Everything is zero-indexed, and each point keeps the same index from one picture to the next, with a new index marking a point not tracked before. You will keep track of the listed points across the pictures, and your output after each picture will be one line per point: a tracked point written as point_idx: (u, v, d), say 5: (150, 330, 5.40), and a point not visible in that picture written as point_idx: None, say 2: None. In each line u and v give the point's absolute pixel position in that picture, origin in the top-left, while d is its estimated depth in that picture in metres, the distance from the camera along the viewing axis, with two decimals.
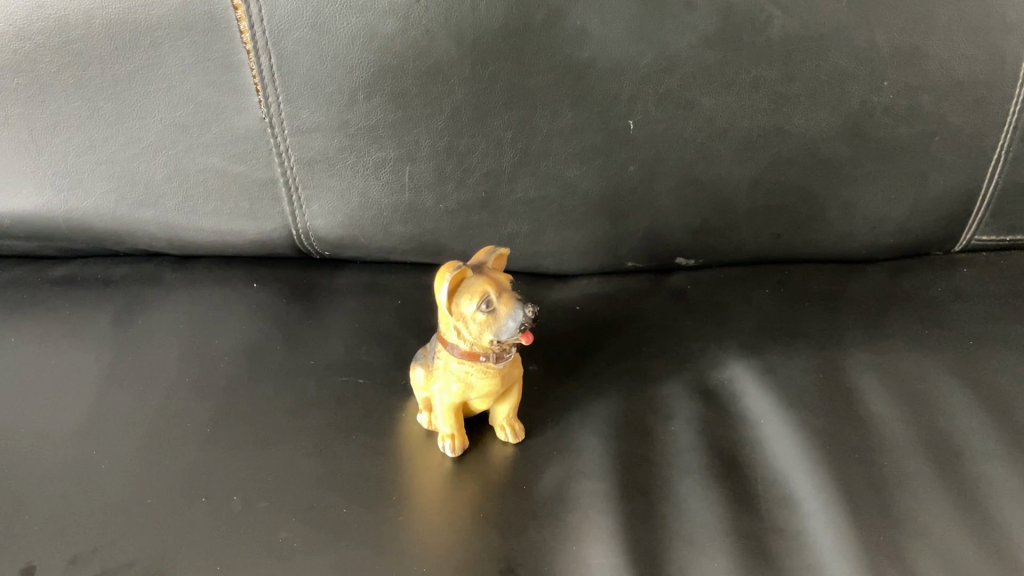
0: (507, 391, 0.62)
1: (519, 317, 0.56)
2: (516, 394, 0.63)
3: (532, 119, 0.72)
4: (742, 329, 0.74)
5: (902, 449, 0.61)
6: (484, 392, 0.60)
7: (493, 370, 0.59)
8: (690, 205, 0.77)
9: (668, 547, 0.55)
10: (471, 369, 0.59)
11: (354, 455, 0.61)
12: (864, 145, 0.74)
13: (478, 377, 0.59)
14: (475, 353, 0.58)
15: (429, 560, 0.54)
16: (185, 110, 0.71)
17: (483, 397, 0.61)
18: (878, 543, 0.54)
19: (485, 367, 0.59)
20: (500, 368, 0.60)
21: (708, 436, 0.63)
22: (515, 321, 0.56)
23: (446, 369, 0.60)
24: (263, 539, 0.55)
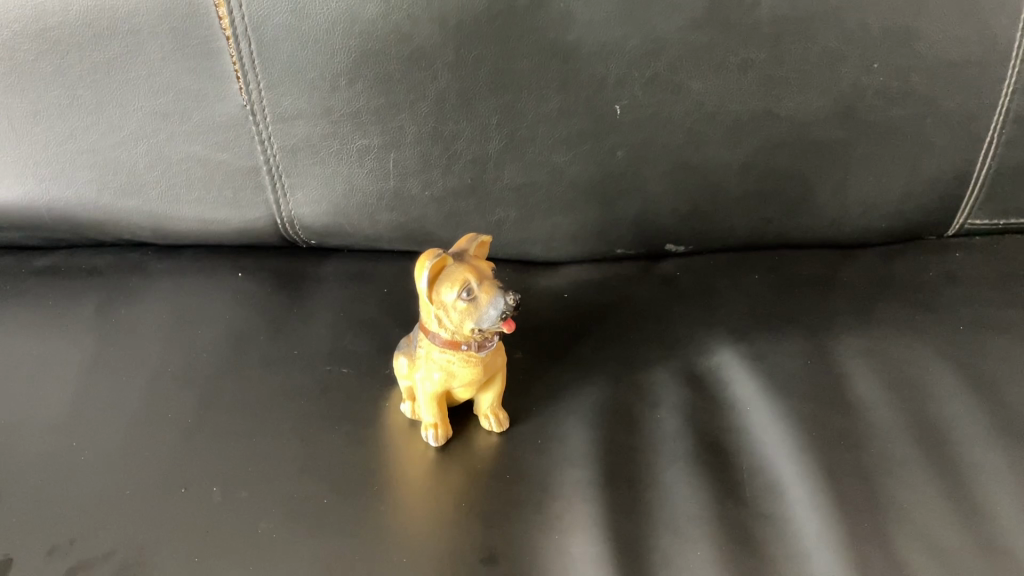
0: (490, 379, 0.62)
1: (501, 305, 0.55)
2: (500, 382, 0.62)
3: (518, 104, 0.71)
4: (731, 315, 0.73)
5: (891, 435, 0.60)
6: (467, 380, 0.60)
7: (476, 358, 0.59)
8: (679, 190, 0.76)
9: (651, 535, 0.54)
10: (453, 358, 0.58)
11: (336, 444, 0.61)
12: (855, 128, 0.73)
13: (459, 364, 0.59)
14: (456, 341, 0.58)
15: (409, 549, 0.53)
16: (166, 98, 0.70)
17: (466, 386, 0.60)
18: (864, 529, 0.54)
19: (467, 355, 0.58)
20: (481, 356, 0.59)
21: (695, 423, 0.63)
22: (496, 309, 0.55)
23: (427, 356, 0.59)
24: (244, 528, 0.54)
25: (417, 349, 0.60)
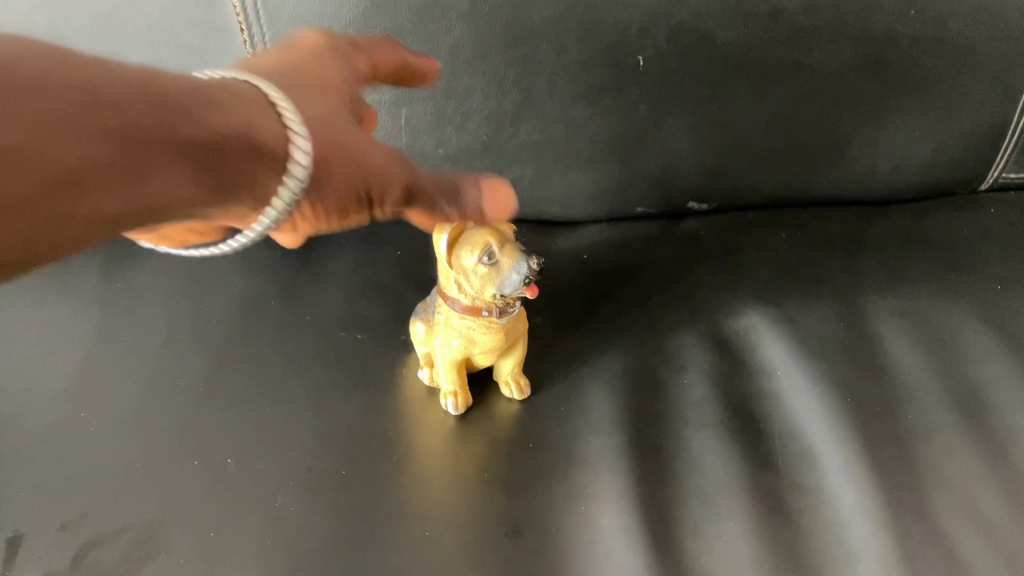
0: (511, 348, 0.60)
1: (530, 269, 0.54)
2: (521, 348, 0.60)
3: (536, 57, 0.68)
4: (757, 275, 0.71)
5: (927, 398, 0.58)
6: (488, 347, 0.58)
7: (497, 325, 0.57)
8: (702, 145, 0.74)
9: (680, 505, 0.53)
10: (474, 324, 0.57)
11: (352, 413, 0.59)
12: (888, 79, 0.70)
13: (479, 332, 0.57)
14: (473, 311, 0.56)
15: (433, 522, 0.52)
16: (168, 53, 0.67)
17: (486, 353, 0.59)
18: (902, 498, 0.52)
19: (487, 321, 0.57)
20: (503, 325, 0.57)
21: (723, 388, 0.61)
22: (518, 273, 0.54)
23: (448, 323, 0.57)
24: (259, 501, 0.53)
25: (436, 317, 0.58)
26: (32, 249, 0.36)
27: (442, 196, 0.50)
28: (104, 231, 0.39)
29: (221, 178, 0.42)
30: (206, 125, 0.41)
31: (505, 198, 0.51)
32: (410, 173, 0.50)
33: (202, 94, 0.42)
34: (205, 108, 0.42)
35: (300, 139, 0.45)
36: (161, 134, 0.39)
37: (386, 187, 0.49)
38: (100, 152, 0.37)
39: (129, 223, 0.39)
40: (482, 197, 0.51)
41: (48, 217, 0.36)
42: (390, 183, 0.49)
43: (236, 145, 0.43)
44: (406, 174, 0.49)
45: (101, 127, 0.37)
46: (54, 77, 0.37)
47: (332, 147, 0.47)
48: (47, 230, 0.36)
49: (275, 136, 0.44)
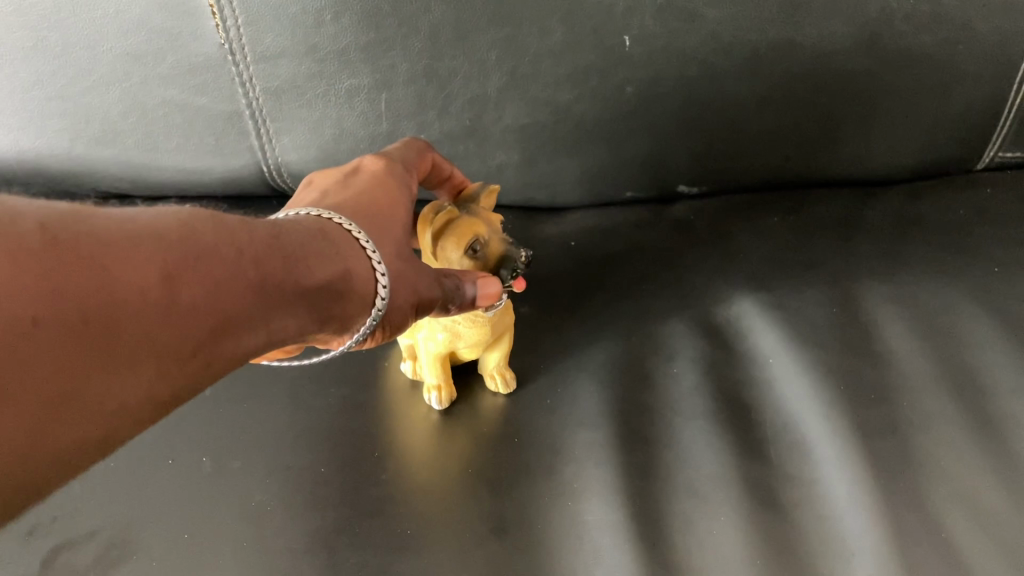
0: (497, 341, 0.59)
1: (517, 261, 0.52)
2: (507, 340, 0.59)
3: (518, 38, 0.65)
4: (749, 260, 0.69)
5: (924, 387, 0.56)
6: (473, 341, 0.56)
7: (483, 318, 0.55)
8: (691, 127, 0.72)
9: (669, 500, 0.51)
10: (458, 319, 0.55)
11: (332, 408, 0.57)
12: (882, 57, 0.68)
13: (464, 326, 0.55)
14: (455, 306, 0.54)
15: (415, 521, 0.50)
16: (137, 38, 0.64)
17: (471, 346, 0.57)
18: (897, 490, 0.50)
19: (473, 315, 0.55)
20: (489, 321, 0.56)
21: (713, 378, 0.59)
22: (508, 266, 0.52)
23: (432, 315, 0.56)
24: (235, 502, 0.51)
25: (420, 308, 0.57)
26: (112, 427, 0.29)
27: (457, 302, 0.49)
28: (203, 387, 0.34)
29: (308, 325, 0.40)
30: (278, 246, 0.38)
31: (490, 285, 0.50)
32: (454, 288, 0.49)
33: (297, 243, 0.40)
34: (308, 258, 0.40)
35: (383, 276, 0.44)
36: (262, 281, 0.36)
37: (441, 285, 0.48)
38: (239, 299, 0.34)
39: (246, 366, 0.36)
40: (478, 289, 0.50)
41: (204, 362, 0.33)
42: (437, 294, 0.48)
43: (331, 283, 0.41)
44: (450, 287, 0.49)
45: (235, 260, 0.35)
46: (162, 228, 0.33)
47: (396, 273, 0.45)
48: (115, 419, 0.29)
49: (364, 271, 0.43)
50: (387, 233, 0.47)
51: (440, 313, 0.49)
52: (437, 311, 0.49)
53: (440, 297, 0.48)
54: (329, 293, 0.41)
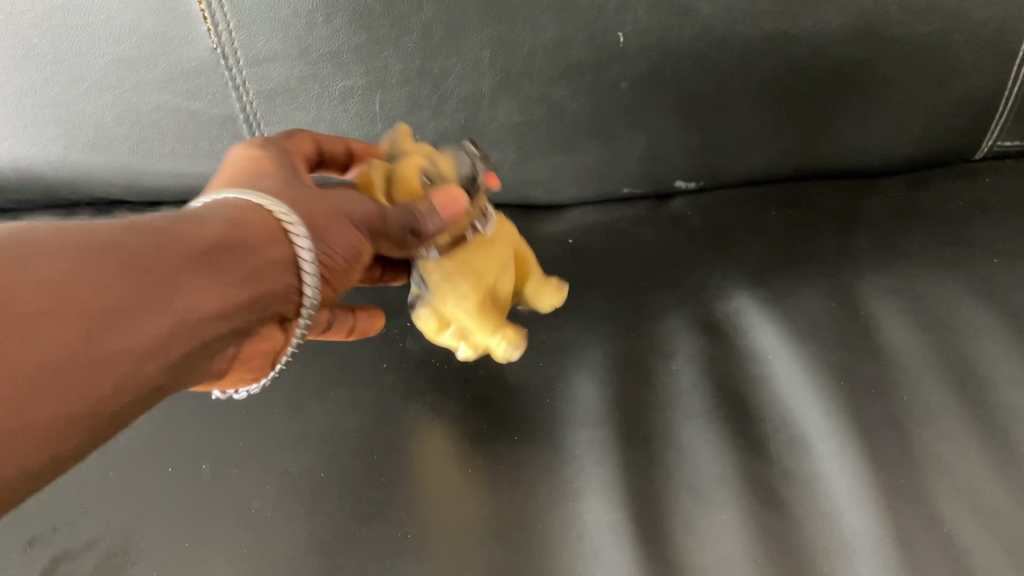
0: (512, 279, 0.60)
1: (468, 154, 0.56)
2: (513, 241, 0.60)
3: (511, 36, 0.65)
4: (747, 255, 0.69)
5: (924, 380, 0.56)
6: (492, 255, 0.57)
7: (487, 239, 0.57)
8: (687, 121, 0.72)
9: (670, 499, 0.51)
10: (474, 248, 0.56)
11: (331, 412, 0.57)
12: (877, 48, 0.67)
13: (479, 257, 0.56)
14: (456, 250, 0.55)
15: (414, 523, 0.50)
16: (129, 44, 0.64)
17: (496, 265, 0.57)
18: (898, 485, 0.50)
19: (477, 242, 0.56)
20: (493, 243, 0.57)
21: (712, 374, 0.59)
22: (462, 165, 0.55)
23: (450, 287, 0.55)
24: (234, 508, 0.51)
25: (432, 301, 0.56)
26: (82, 423, 0.34)
27: (411, 233, 0.51)
28: (150, 387, 0.38)
29: (248, 297, 0.44)
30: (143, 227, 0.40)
31: (451, 204, 0.51)
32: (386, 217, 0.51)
33: (167, 222, 0.41)
34: (187, 225, 0.42)
35: (301, 230, 0.46)
36: (127, 265, 0.38)
37: (368, 222, 0.50)
38: (122, 291, 0.37)
39: (174, 348, 0.39)
40: (435, 209, 0.51)
41: (123, 360, 0.36)
42: (370, 230, 0.50)
43: (254, 255, 0.44)
44: (384, 217, 0.50)
45: (119, 257, 0.38)
46: (44, 242, 0.36)
47: (314, 224, 0.48)
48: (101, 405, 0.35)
49: (276, 231, 0.46)
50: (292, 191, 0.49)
51: (389, 246, 0.52)
52: (385, 245, 0.51)
53: (393, 229, 0.50)
54: (244, 266, 0.43)
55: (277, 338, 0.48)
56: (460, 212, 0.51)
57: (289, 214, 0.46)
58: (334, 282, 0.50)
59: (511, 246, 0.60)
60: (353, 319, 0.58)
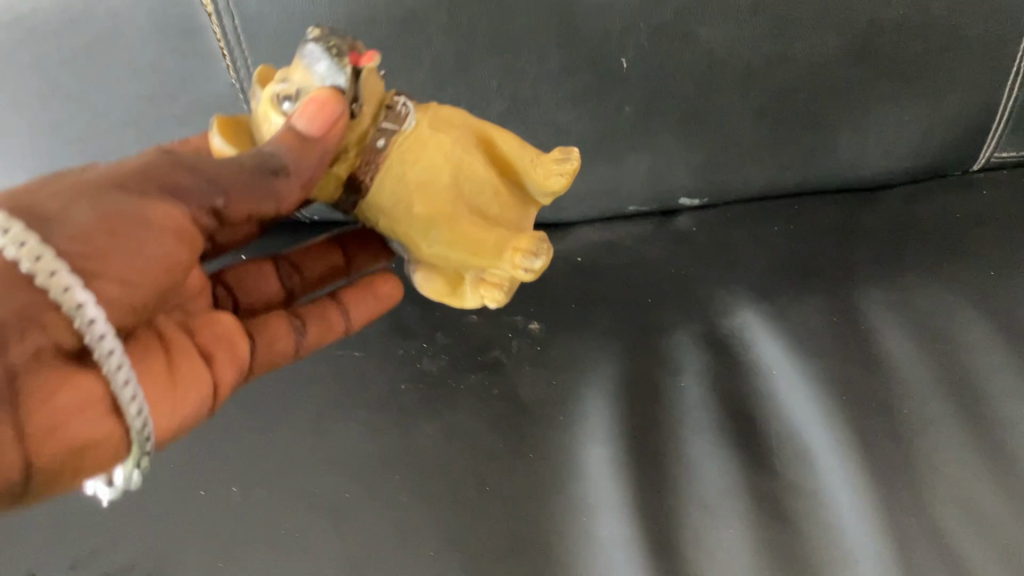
0: (482, 164, 0.49)
1: (325, 44, 0.44)
2: (450, 140, 0.47)
3: (518, 65, 0.68)
4: (751, 271, 0.71)
5: (922, 392, 0.58)
6: (425, 171, 0.46)
7: (406, 137, 0.47)
8: (691, 141, 0.74)
9: (680, 513, 0.53)
10: (395, 169, 0.46)
11: (353, 434, 0.59)
12: (873, 67, 0.69)
13: (416, 170, 0.46)
14: (371, 170, 0.47)
15: (436, 540, 0.53)
16: (152, 82, 0.67)
17: (442, 181, 0.47)
18: (899, 496, 0.52)
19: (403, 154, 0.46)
20: (419, 129, 0.47)
21: (719, 390, 0.61)
22: (314, 58, 0.44)
23: (407, 220, 0.47)
24: (265, 529, 0.54)
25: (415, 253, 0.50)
26: None
27: (266, 174, 0.45)
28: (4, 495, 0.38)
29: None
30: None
31: (320, 110, 0.43)
32: (200, 173, 0.46)
33: None
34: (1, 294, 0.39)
35: (27, 243, 0.39)
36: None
37: (176, 184, 0.46)
38: None
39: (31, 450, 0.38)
40: (299, 122, 0.43)
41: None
42: (195, 201, 0.46)
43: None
44: (207, 178, 0.46)
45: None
46: None
47: (47, 220, 0.41)
48: None
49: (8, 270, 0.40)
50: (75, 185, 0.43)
51: (244, 195, 0.46)
52: (237, 195, 0.46)
53: (254, 183, 0.45)
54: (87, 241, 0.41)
55: (109, 427, 0.41)
56: (332, 119, 0.43)
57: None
58: (152, 277, 0.44)
59: (468, 127, 0.50)
60: (342, 316, 0.60)
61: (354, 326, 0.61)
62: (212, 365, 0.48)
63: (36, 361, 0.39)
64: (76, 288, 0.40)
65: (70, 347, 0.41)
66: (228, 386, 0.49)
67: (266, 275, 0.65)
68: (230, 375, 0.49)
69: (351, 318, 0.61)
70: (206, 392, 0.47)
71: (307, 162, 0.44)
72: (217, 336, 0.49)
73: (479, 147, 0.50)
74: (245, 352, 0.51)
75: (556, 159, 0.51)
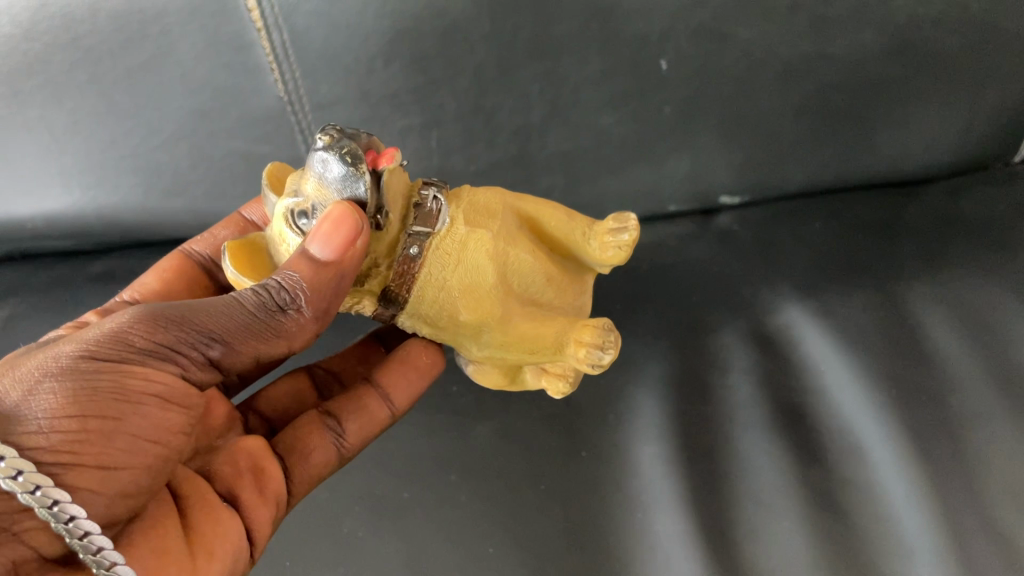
0: (527, 251, 0.50)
1: (336, 150, 0.41)
2: (488, 238, 0.48)
3: (559, 70, 0.69)
4: (797, 268, 0.71)
5: (972, 383, 0.58)
6: (469, 275, 0.47)
7: (443, 240, 0.47)
8: (731, 141, 0.75)
9: (735, 509, 0.54)
10: (438, 276, 0.47)
11: (408, 436, 0.61)
12: (913, 62, 0.69)
13: (457, 276, 0.47)
14: (411, 279, 0.47)
15: (495, 537, 0.55)
16: (203, 96, 0.68)
17: (487, 285, 0.47)
18: (953, 487, 0.53)
19: (439, 258, 0.47)
20: (455, 227, 0.48)
21: (768, 386, 0.62)
22: (329, 170, 0.42)
23: (455, 324, 0.49)
24: (328, 530, 0.56)
25: (470, 350, 0.52)
26: None
27: (271, 313, 0.42)
28: None
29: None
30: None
31: (336, 231, 0.41)
32: (187, 323, 0.40)
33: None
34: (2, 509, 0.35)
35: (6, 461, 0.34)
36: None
37: (160, 342, 0.40)
38: None
39: None
40: (316, 247, 0.41)
41: None
42: (186, 357, 0.41)
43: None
44: (199, 329, 0.41)
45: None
46: None
47: (7, 419, 0.36)
48: None
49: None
50: (39, 366, 0.38)
51: (251, 342, 0.42)
52: (237, 343, 0.41)
53: (271, 331, 0.42)
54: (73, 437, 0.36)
55: None
56: (352, 237, 0.41)
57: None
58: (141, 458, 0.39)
59: (503, 212, 0.50)
60: (383, 402, 0.58)
61: (398, 409, 0.58)
62: (244, 510, 0.47)
63: (17, 575, 0.35)
64: (48, 486, 0.35)
65: (53, 551, 0.36)
66: (264, 526, 0.48)
67: (301, 387, 0.64)
68: (264, 515, 0.48)
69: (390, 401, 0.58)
70: (239, 539, 0.45)
71: (320, 288, 0.42)
72: (249, 476, 0.49)
73: (516, 228, 0.51)
74: (278, 482, 0.50)
75: (610, 229, 0.52)
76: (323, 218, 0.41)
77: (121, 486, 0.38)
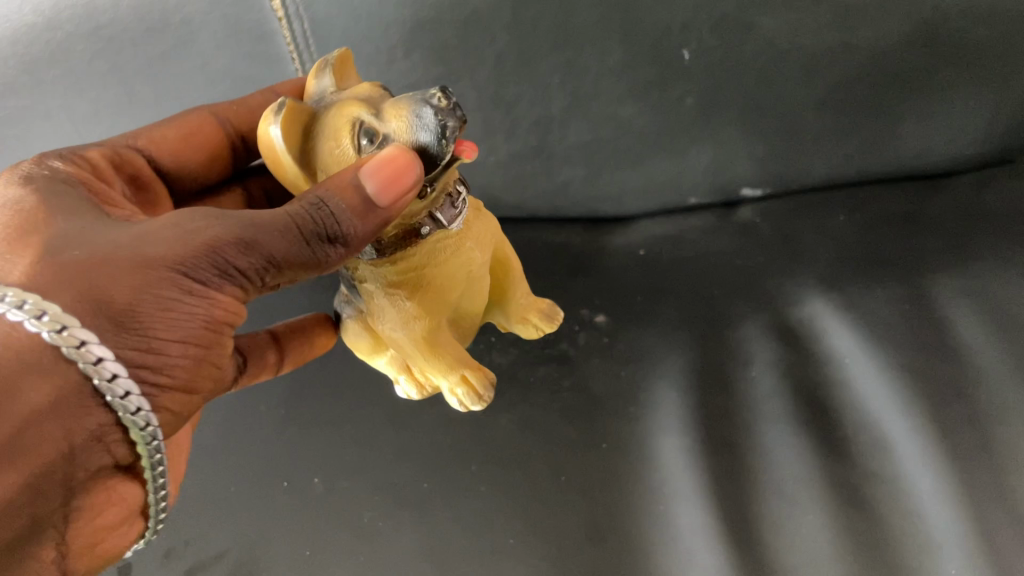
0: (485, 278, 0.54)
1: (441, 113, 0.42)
2: (475, 255, 0.51)
3: (580, 60, 0.68)
4: (820, 261, 0.71)
5: (1003, 377, 0.57)
6: (441, 275, 0.49)
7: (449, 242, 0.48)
8: (753, 133, 0.74)
9: (758, 503, 0.54)
10: (420, 266, 0.48)
11: (427, 426, 0.61)
12: (941, 52, 0.67)
13: (439, 270, 0.49)
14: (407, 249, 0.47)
15: (514, 528, 0.54)
16: (223, 85, 0.69)
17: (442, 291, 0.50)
18: (981, 481, 0.51)
19: (438, 247, 0.48)
20: (464, 235, 0.49)
21: (791, 379, 0.61)
22: (422, 120, 0.42)
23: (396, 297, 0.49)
24: (346, 520, 0.56)
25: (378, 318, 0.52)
26: None
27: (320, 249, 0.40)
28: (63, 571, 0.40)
29: (70, 456, 0.35)
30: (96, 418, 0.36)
31: (398, 183, 0.40)
32: (256, 247, 0.39)
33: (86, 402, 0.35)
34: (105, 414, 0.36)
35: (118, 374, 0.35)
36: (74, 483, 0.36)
37: (232, 263, 0.38)
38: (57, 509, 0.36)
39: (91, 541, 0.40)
40: (373, 187, 0.39)
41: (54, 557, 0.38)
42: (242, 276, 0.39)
43: (41, 415, 0.34)
44: (259, 252, 0.39)
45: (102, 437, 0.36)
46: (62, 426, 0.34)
47: (95, 328, 0.35)
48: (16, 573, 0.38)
49: (77, 387, 0.34)
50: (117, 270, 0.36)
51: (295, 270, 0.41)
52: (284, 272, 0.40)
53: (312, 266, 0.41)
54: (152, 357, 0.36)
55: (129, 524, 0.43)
56: (403, 190, 0.40)
57: (46, 313, 0.34)
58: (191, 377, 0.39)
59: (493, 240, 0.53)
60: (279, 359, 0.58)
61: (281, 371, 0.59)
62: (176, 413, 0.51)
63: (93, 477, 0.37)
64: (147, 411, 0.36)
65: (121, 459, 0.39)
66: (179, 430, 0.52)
67: None
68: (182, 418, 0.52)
69: (284, 364, 0.58)
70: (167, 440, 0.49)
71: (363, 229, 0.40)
72: None
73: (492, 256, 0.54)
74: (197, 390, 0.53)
75: (542, 311, 0.64)
76: (391, 155, 0.40)
77: (184, 408, 0.40)
